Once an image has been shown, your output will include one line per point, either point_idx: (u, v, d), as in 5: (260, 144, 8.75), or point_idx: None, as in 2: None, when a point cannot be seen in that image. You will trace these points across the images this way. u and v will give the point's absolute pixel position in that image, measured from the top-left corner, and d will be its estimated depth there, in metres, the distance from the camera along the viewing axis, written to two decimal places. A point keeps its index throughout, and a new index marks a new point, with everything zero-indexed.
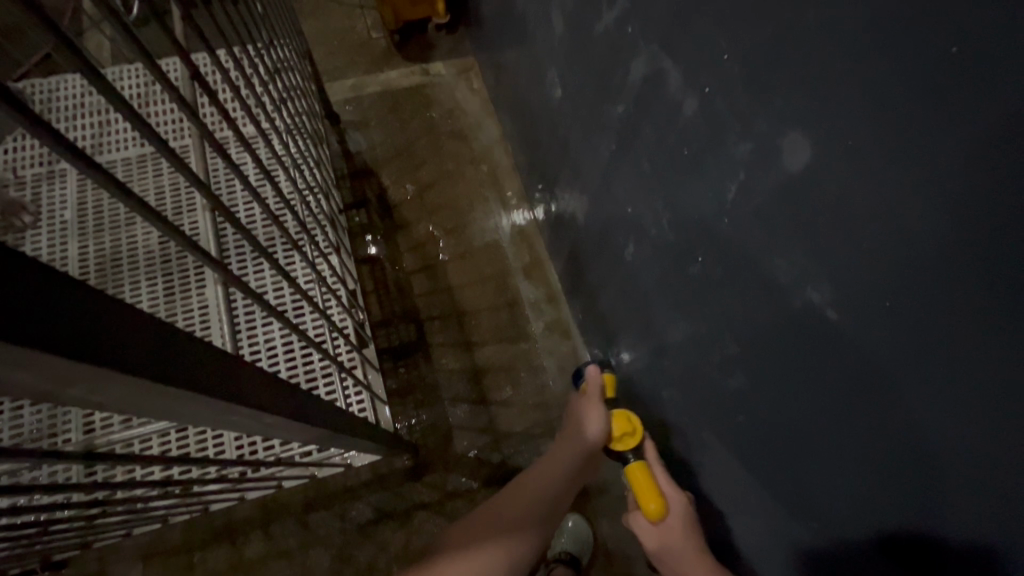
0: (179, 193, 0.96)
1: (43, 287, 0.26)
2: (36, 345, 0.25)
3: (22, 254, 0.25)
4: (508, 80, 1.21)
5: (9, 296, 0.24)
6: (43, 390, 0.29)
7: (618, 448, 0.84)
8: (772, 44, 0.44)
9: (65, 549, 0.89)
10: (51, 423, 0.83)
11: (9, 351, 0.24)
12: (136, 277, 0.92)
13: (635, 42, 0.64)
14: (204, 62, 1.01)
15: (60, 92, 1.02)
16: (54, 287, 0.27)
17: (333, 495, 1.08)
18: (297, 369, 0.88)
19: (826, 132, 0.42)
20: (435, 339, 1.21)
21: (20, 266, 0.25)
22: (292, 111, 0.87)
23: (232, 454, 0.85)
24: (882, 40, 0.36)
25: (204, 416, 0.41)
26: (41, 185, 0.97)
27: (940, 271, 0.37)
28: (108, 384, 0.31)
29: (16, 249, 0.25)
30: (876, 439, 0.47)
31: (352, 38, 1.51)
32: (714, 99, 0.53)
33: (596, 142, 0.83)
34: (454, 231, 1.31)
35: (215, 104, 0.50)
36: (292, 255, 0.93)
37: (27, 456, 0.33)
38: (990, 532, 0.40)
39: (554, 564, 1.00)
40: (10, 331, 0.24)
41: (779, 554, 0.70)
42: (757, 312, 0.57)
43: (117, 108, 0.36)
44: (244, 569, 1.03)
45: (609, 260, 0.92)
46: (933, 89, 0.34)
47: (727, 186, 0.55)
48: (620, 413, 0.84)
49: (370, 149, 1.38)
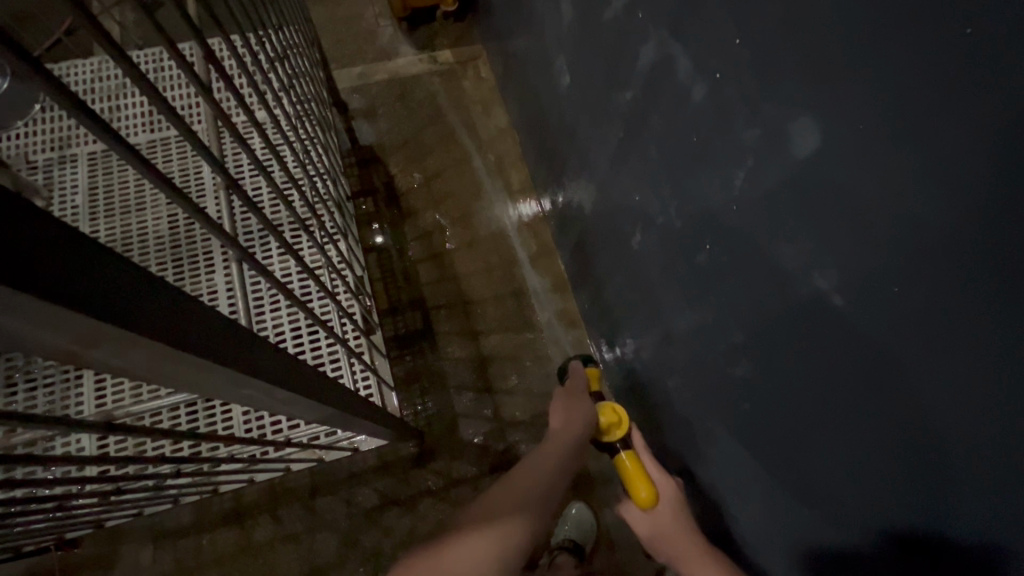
0: (189, 176, 0.97)
1: (65, 242, 0.26)
2: (65, 301, 0.26)
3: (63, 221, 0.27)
4: (516, 69, 1.20)
5: (50, 261, 0.26)
6: (64, 351, 0.29)
7: (607, 439, 0.89)
8: (783, 27, 0.44)
9: (78, 526, 0.90)
10: (63, 399, 0.84)
11: (41, 307, 0.25)
12: (147, 259, 0.93)
13: (645, 27, 0.64)
14: (213, 47, 1.01)
15: (72, 76, 1.03)
16: (82, 248, 0.27)
17: (340, 480, 1.09)
18: (306, 349, 0.89)
19: (835, 117, 0.42)
20: (441, 327, 1.22)
21: (61, 234, 0.26)
22: (301, 96, 0.88)
23: (241, 433, 0.86)
24: (899, 22, 0.35)
25: (218, 387, 0.42)
26: (54, 168, 0.98)
27: (952, 255, 0.37)
28: (132, 349, 0.32)
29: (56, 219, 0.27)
30: (884, 427, 0.47)
31: (360, 25, 1.50)
32: (725, 85, 0.53)
33: (604, 130, 0.83)
34: (462, 220, 1.31)
35: (229, 87, 0.49)
36: (301, 239, 0.94)
37: (43, 421, 0.33)
38: (990, 521, 0.40)
39: (556, 551, 1.00)
40: (42, 287, 0.25)
41: (782, 542, 0.70)
42: (764, 300, 0.57)
43: (133, 83, 0.36)
44: (253, 551, 1.04)
45: (616, 247, 0.92)
46: (945, 74, 0.34)
47: (735, 172, 0.55)
48: (607, 406, 0.90)
49: (377, 137, 1.38)
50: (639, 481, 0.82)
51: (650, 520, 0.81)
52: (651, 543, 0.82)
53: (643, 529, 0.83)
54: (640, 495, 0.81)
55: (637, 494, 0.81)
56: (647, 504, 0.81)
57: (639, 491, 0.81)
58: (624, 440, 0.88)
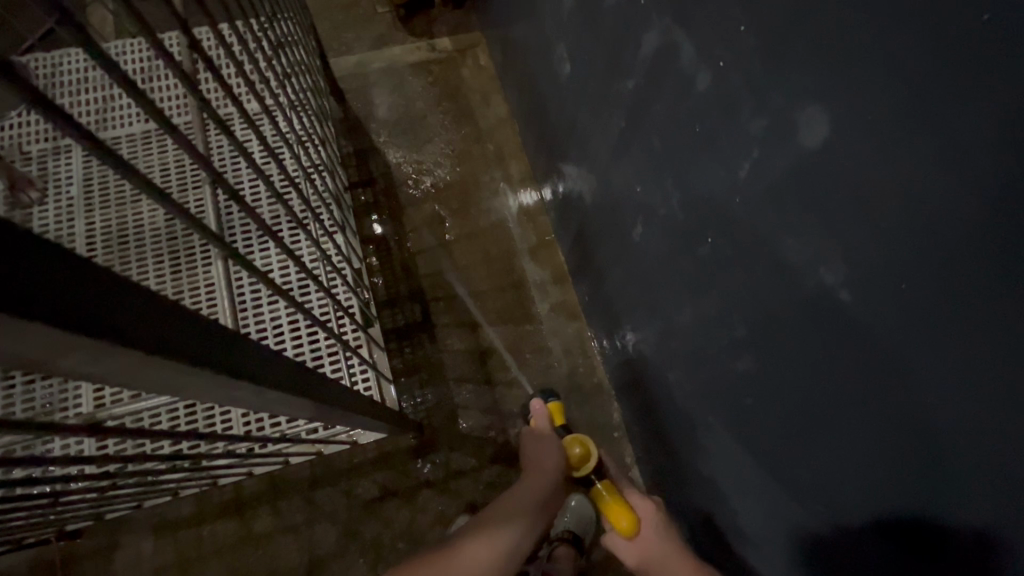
0: (184, 169, 0.96)
1: (29, 249, 0.25)
2: (31, 314, 0.25)
3: (24, 228, 0.26)
4: (516, 57, 1.18)
5: (7, 275, 0.24)
6: (41, 362, 0.28)
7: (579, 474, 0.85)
8: (791, 14, 0.43)
9: (78, 520, 0.90)
10: (61, 395, 0.84)
11: (6, 319, 0.24)
12: (142, 254, 0.92)
13: (647, 14, 0.62)
14: (207, 37, 0.99)
15: (63, 66, 1.01)
16: (44, 257, 0.26)
17: (340, 472, 1.09)
18: (303, 346, 0.88)
19: (844, 111, 0.41)
20: (440, 320, 1.21)
21: (21, 242, 0.25)
22: (296, 87, 0.86)
23: (239, 430, 0.86)
24: (912, 8, 0.34)
25: (209, 389, 0.41)
26: (47, 160, 0.97)
27: (961, 251, 0.36)
28: (113, 358, 0.31)
29: (15, 226, 0.25)
30: (889, 425, 0.46)
31: (356, 12, 1.48)
32: (729, 73, 0.51)
33: (606, 119, 0.81)
34: (461, 211, 1.30)
35: (218, 79, 0.48)
36: (298, 234, 0.93)
37: (27, 428, 0.32)
38: (990, 517, 0.40)
39: (556, 543, 1.00)
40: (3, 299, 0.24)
41: (782, 538, 0.70)
42: (767, 294, 0.56)
43: (117, 80, 0.35)
44: (253, 542, 1.05)
45: (618, 238, 0.91)
46: (953, 73, 0.33)
47: (740, 163, 0.54)
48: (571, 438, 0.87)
49: (375, 127, 1.37)
50: (619, 510, 0.78)
51: (636, 547, 0.79)
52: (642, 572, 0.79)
53: (630, 556, 0.80)
54: (621, 525, 0.77)
55: (618, 525, 0.78)
56: (629, 533, 0.77)
57: (619, 522, 0.78)
58: (596, 470, 0.85)
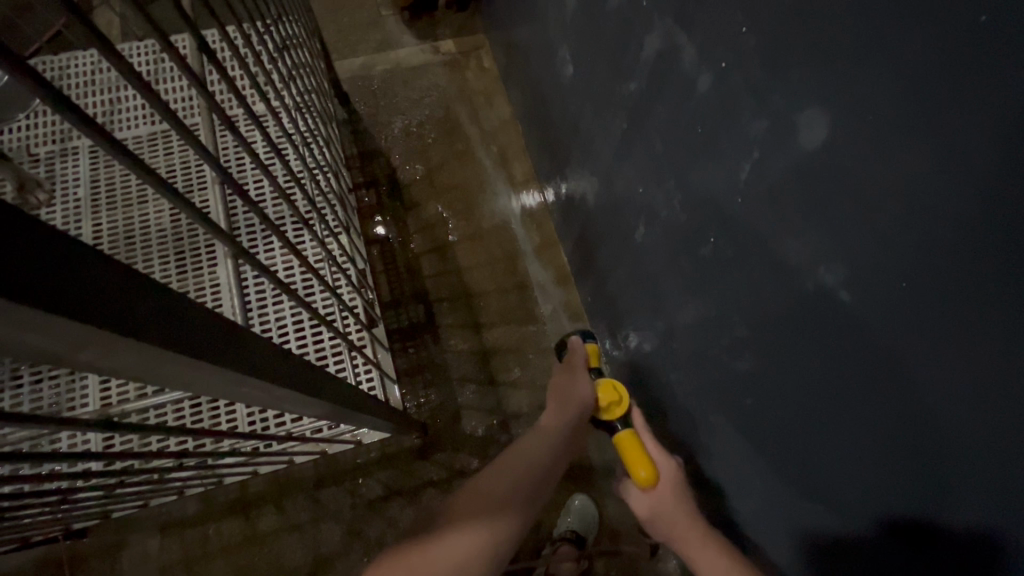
0: (190, 170, 0.97)
1: (39, 242, 0.26)
2: (36, 305, 0.25)
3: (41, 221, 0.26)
4: (519, 59, 1.19)
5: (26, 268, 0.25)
6: (55, 355, 0.29)
7: (606, 418, 0.84)
8: (791, 17, 0.43)
9: (85, 517, 0.91)
10: (69, 393, 0.85)
11: (13, 309, 0.25)
12: (149, 254, 0.93)
13: (649, 16, 0.63)
14: (213, 38, 1.01)
15: (71, 68, 1.02)
16: (59, 249, 0.27)
17: (343, 471, 1.10)
18: (308, 346, 0.89)
19: (844, 112, 0.41)
20: (444, 320, 1.21)
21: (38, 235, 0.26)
22: (301, 88, 0.87)
23: (245, 428, 0.87)
24: (909, 10, 0.34)
25: (217, 386, 0.42)
26: (55, 161, 0.98)
27: (960, 250, 0.36)
28: (126, 351, 0.31)
29: (33, 219, 0.26)
30: (890, 425, 0.47)
31: (361, 16, 1.48)
32: (730, 74, 0.52)
33: (608, 120, 0.82)
34: (464, 212, 1.30)
35: (225, 80, 0.48)
36: (303, 235, 0.94)
37: (42, 421, 0.33)
38: (988, 514, 0.40)
39: (559, 542, 1.00)
40: (11, 290, 0.24)
41: (784, 537, 0.70)
42: (768, 294, 0.56)
43: (127, 81, 0.35)
44: (258, 541, 1.05)
45: (620, 240, 0.91)
46: (950, 75, 0.33)
47: (740, 164, 0.54)
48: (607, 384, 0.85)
49: (380, 129, 1.37)
50: (639, 459, 0.76)
51: (648, 500, 0.77)
52: (648, 523, 0.78)
53: (641, 507, 0.77)
54: (641, 474, 0.75)
55: (636, 473, 0.76)
56: (647, 483, 0.75)
57: (638, 471, 0.76)
58: (623, 419, 0.83)
